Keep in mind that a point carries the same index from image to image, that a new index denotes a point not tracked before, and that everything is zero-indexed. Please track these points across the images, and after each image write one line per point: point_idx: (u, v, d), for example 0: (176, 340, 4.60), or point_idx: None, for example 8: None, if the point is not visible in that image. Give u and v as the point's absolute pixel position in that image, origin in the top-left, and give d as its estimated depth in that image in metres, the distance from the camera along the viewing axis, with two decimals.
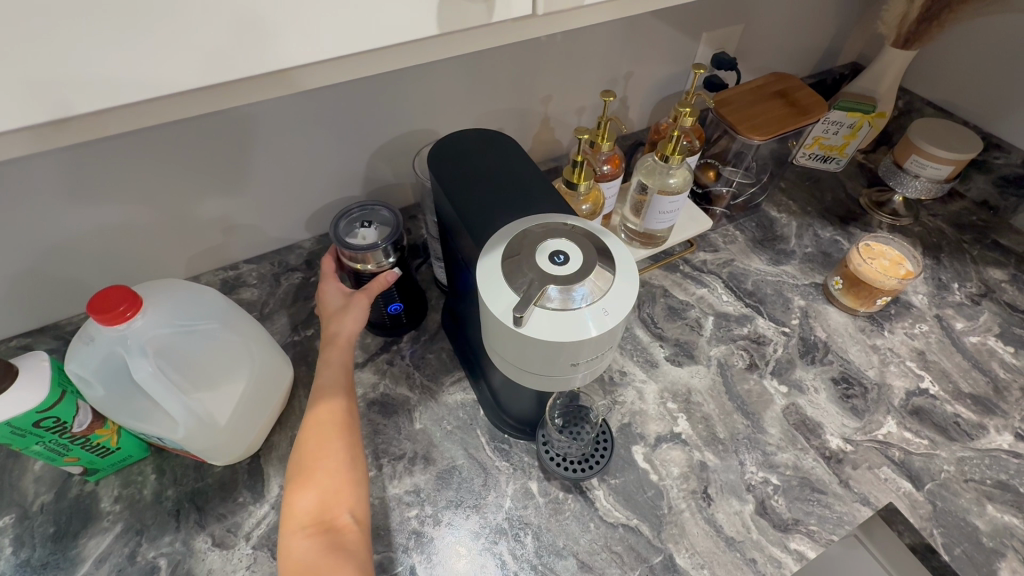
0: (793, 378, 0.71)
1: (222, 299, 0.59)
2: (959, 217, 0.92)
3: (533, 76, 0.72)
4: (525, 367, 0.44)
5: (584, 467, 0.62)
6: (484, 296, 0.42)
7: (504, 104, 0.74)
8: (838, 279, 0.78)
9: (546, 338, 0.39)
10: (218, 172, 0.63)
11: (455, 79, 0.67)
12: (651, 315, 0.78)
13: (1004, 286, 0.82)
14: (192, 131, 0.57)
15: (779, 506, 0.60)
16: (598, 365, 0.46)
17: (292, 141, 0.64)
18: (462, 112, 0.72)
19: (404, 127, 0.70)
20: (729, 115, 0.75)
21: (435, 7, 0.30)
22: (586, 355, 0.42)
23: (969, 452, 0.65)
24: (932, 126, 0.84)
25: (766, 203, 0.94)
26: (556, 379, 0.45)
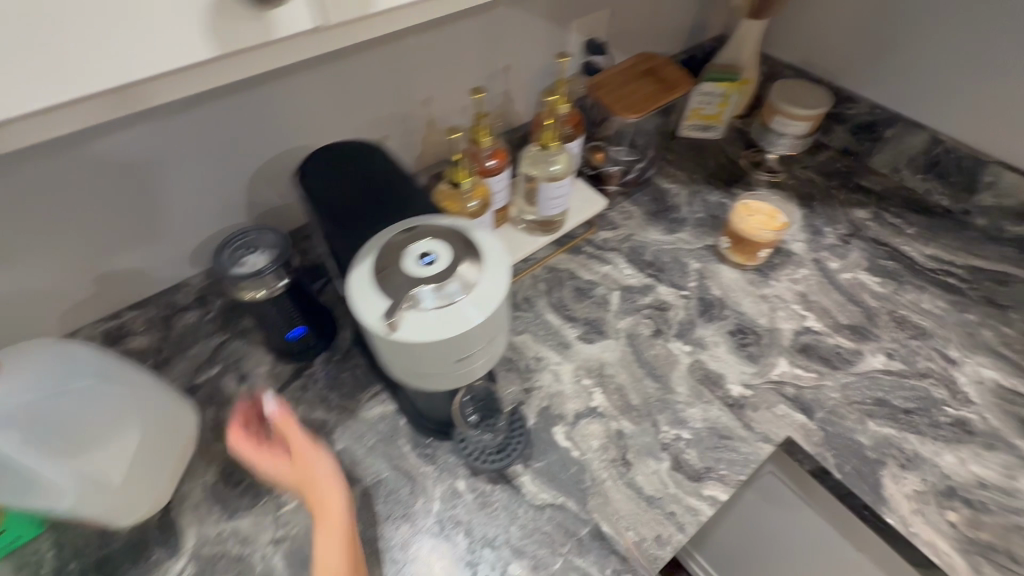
0: (694, 337, 0.76)
1: (96, 351, 0.55)
2: (826, 166, 1.01)
3: (409, 78, 0.72)
4: (412, 371, 0.44)
5: (503, 456, 0.63)
6: (359, 312, 0.41)
7: (385, 111, 0.73)
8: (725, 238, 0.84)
9: (425, 340, 0.40)
10: (85, 214, 0.59)
11: (326, 89, 0.66)
12: (560, 298, 0.80)
13: (868, 224, 0.91)
14: (47, 172, 0.54)
15: (692, 458, 0.64)
16: (488, 355, 0.47)
17: (165, 172, 0.61)
18: (344, 124, 0.71)
19: (283, 144, 0.68)
20: (605, 98, 0.77)
21: (205, 27, 0.29)
22: (469, 348, 0.43)
23: (850, 377, 0.71)
24: (789, 87, 0.90)
25: (658, 175, 0.99)
26: (449, 377, 0.46)
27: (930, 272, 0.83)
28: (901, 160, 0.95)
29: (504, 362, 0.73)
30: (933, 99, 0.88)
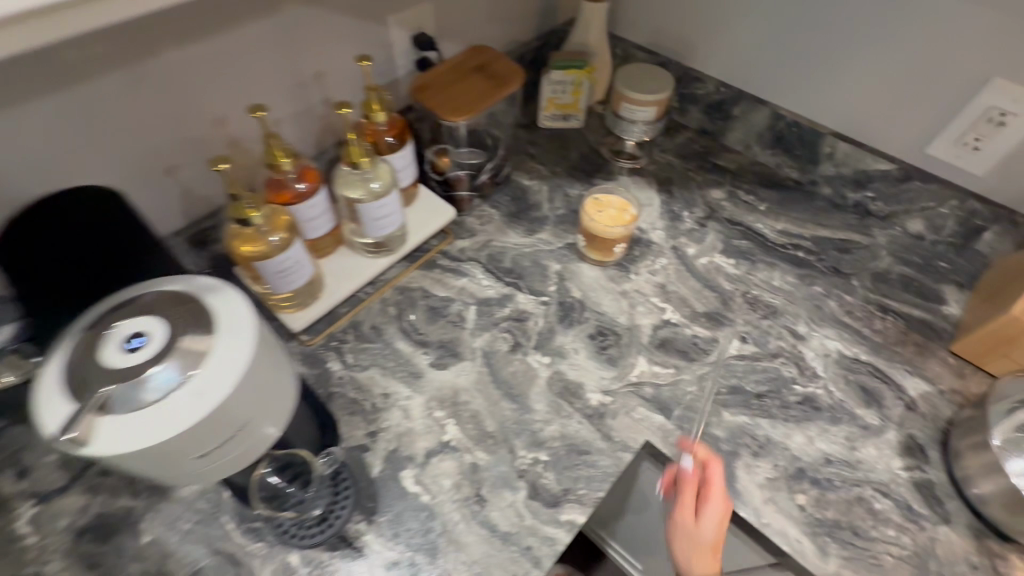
0: (554, 346, 0.72)
1: None
2: (685, 147, 1.00)
3: (190, 95, 0.61)
4: (153, 476, 0.38)
5: (321, 529, 0.56)
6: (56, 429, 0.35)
7: (167, 136, 0.62)
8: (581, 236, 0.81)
9: (136, 447, 0.33)
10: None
11: (72, 117, 0.54)
12: (411, 322, 0.74)
13: (724, 204, 0.91)
14: None
15: (549, 482, 0.61)
16: (261, 432, 0.41)
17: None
18: (113, 157, 0.59)
19: (30, 189, 0.55)
20: (429, 101, 0.70)
21: None
22: (209, 442, 0.37)
23: (706, 368, 0.71)
24: (632, 72, 0.88)
25: (517, 173, 0.94)
26: (209, 470, 0.40)
27: (780, 247, 0.85)
28: (751, 136, 0.95)
29: (347, 405, 0.66)
30: (768, 72, 0.88)
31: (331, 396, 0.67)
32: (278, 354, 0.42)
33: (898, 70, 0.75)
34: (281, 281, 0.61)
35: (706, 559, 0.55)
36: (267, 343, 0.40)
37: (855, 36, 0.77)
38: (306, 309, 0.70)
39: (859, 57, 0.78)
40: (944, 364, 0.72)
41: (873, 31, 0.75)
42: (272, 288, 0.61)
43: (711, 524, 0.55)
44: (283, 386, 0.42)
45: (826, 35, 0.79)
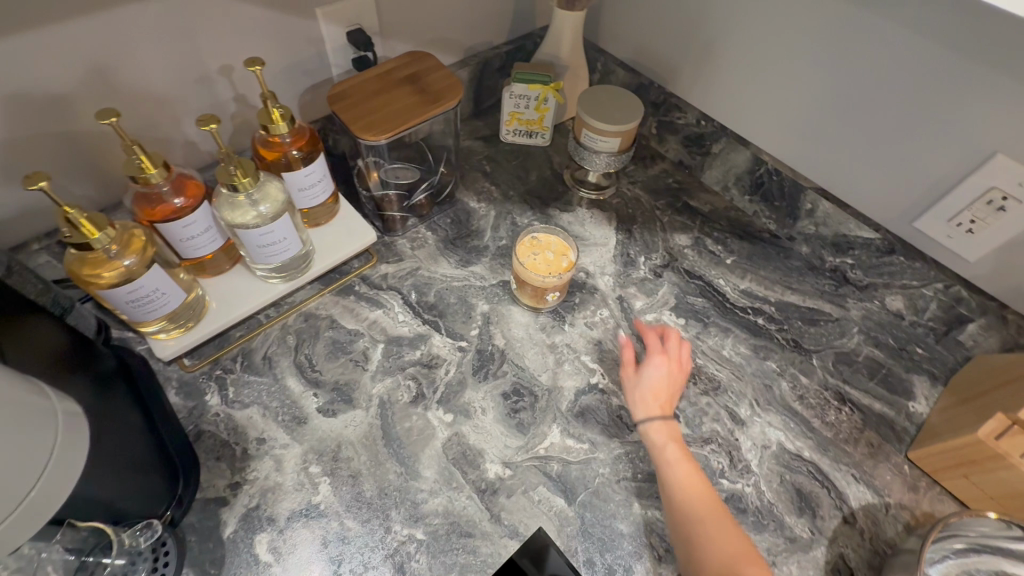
0: (460, 403, 0.65)
1: None
2: (657, 181, 0.90)
3: (53, 89, 0.53)
4: None
5: None
6: None
7: (26, 131, 0.54)
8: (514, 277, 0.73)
9: None
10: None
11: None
12: (309, 356, 0.67)
13: (686, 253, 0.82)
14: None
15: (419, 566, 0.54)
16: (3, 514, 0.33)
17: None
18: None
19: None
20: (345, 113, 0.62)
21: None
22: None
23: (626, 447, 0.63)
24: (600, 95, 0.78)
25: (465, 192, 0.85)
26: None
27: (738, 310, 0.76)
28: (730, 177, 0.86)
29: (215, 449, 0.59)
30: (751, 109, 0.79)
31: (200, 435, 0.60)
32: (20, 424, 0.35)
33: (892, 128, 0.65)
34: (139, 311, 0.54)
35: (647, 402, 0.61)
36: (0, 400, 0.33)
37: (849, 82, 0.66)
38: (186, 334, 0.62)
39: (850, 109, 0.68)
40: (897, 472, 0.64)
41: (868, 79, 0.64)
42: (129, 315, 0.55)
43: (653, 368, 0.63)
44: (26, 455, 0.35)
45: (817, 76, 0.69)
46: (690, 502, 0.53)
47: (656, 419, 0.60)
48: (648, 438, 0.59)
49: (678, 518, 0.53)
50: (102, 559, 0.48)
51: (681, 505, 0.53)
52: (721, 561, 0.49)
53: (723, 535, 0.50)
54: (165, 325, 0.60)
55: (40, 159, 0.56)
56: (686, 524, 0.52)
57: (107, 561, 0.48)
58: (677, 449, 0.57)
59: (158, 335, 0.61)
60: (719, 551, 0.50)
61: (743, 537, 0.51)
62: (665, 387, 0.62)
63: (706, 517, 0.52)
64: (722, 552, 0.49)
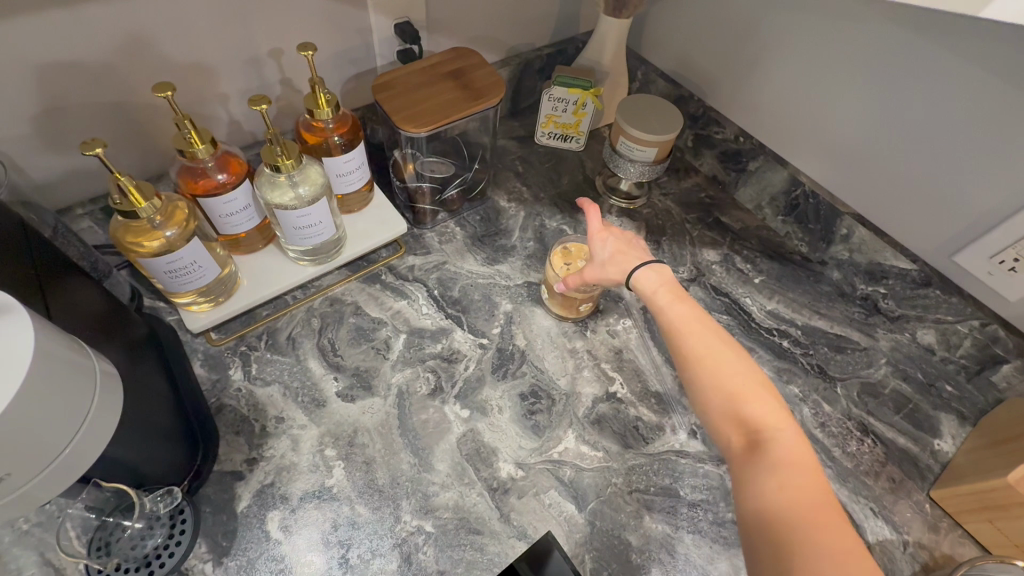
0: (477, 400, 0.65)
1: None
2: (689, 195, 0.89)
3: (108, 60, 0.54)
4: None
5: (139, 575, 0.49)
6: None
7: (80, 97, 0.55)
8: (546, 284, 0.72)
9: None
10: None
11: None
12: (332, 341, 0.67)
13: (714, 269, 0.81)
14: None
15: (426, 558, 0.54)
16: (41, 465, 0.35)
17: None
18: (12, 115, 0.53)
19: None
20: (387, 103, 0.63)
21: None
22: None
23: (640, 459, 0.62)
24: (640, 104, 0.78)
25: (496, 191, 0.85)
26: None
27: (763, 331, 0.75)
28: (764, 196, 0.84)
29: (235, 423, 0.60)
30: (791, 126, 0.78)
31: (221, 408, 0.61)
32: (70, 393, 0.36)
33: (936, 154, 0.64)
34: (175, 281, 0.55)
35: (612, 269, 0.58)
36: (58, 366, 0.35)
37: (897, 108, 0.65)
38: (217, 308, 0.63)
39: (893, 133, 0.66)
40: (917, 510, 0.63)
41: (914, 104, 0.63)
42: (164, 284, 0.56)
43: (602, 245, 0.60)
44: (71, 412, 0.36)
45: (863, 99, 0.67)
46: (696, 348, 0.49)
47: (638, 266, 0.56)
48: (644, 287, 0.55)
49: (684, 365, 0.49)
50: (122, 521, 0.49)
51: (685, 353, 0.49)
52: (725, 405, 0.46)
53: (731, 375, 0.47)
54: (197, 297, 0.62)
55: (91, 125, 0.58)
56: (690, 371, 0.48)
57: (127, 524, 0.49)
58: (671, 295, 0.53)
59: (190, 307, 0.62)
60: (725, 393, 0.46)
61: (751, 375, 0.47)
62: (629, 246, 0.59)
63: (712, 361, 0.47)
64: (728, 392, 0.46)
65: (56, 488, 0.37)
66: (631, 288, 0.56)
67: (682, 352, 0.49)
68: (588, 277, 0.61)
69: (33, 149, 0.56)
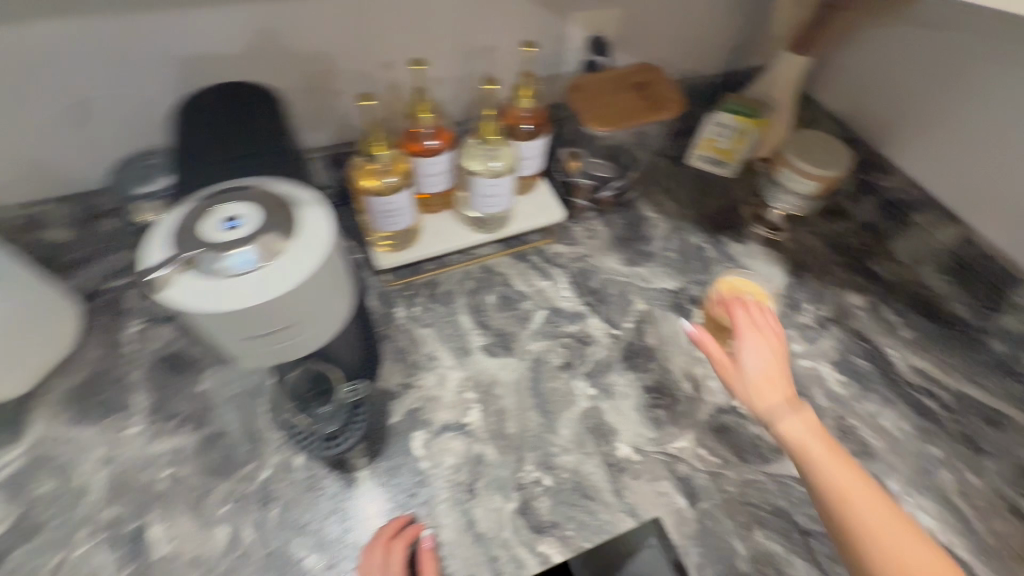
0: (604, 382, 0.69)
1: None
2: (840, 237, 0.87)
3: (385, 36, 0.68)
4: (223, 341, 0.42)
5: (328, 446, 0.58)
6: (165, 296, 0.38)
7: (356, 63, 0.70)
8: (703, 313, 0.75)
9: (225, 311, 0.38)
10: (23, 79, 0.59)
11: (296, 24, 0.64)
12: (482, 303, 0.75)
13: (859, 313, 0.79)
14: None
15: (541, 508, 0.59)
16: (312, 327, 0.44)
17: (106, 64, 0.61)
18: (308, 67, 0.68)
19: (248, 70, 0.66)
20: (580, 102, 0.71)
21: None
22: (282, 320, 0.41)
23: (757, 475, 0.63)
24: (808, 138, 0.80)
25: (643, 201, 0.89)
26: (271, 346, 0.43)
27: (905, 384, 0.72)
28: (926, 252, 0.81)
29: (395, 352, 0.69)
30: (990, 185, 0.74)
31: (386, 337, 0.71)
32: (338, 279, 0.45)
33: None
34: (382, 221, 0.65)
35: (761, 387, 0.58)
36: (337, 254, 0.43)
37: None
38: (399, 252, 0.75)
39: None
40: None
41: None
42: (373, 224, 0.66)
43: (755, 354, 0.60)
44: (337, 292, 0.45)
45: None
46: (866, 517, 0.49)
47: (793, 410, 0.56)
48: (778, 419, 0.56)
49: (842, 536, 0.49)
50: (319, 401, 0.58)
51: (852, 523, 0.49)
52: None
53: (905, 550, 0.47)
54: (388, 239, 0.74)
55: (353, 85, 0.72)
56: (859, 539, 0.48)
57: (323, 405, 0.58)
58: (826, 446, 0.54)
59: (378, 246, 0.75)
60: (899, 563, 0.47)
61: (886, 508, 0.50)
62: (779, 375, 0.59)
63: (880, 536, 0.48)
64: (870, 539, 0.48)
65: (308, 346, 0.47)
66: (776, 429, 0.56)
67: (850, 516, 0.49)
68: (727, 376, 0.61)
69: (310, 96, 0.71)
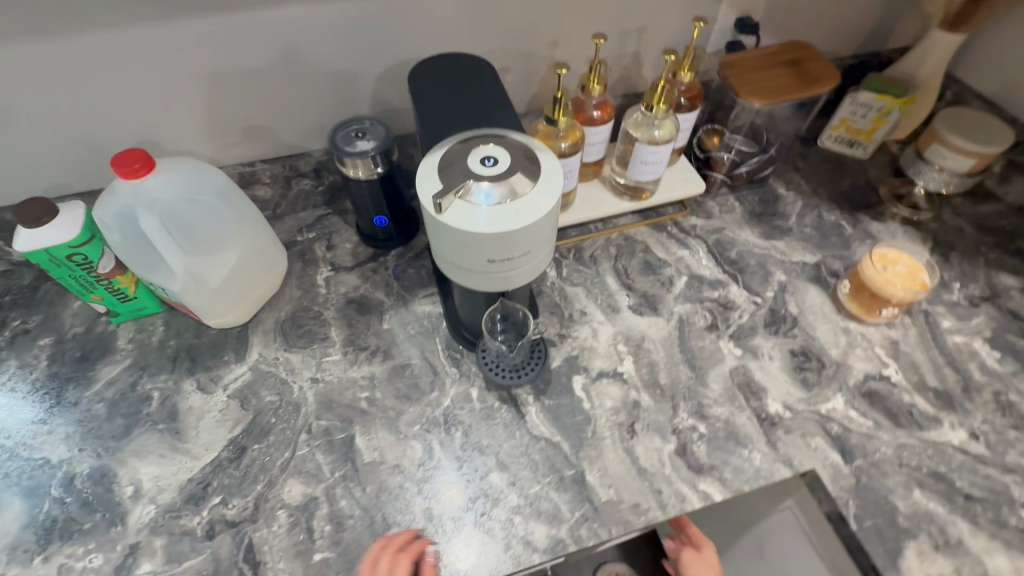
0: (750, 344, 0.72)
1: (221, 174, 0.64)
2: (986, 219, 0.85)
3: (408, 31, 0.72)
4: (468, 266, 0.49)
5: (514, 376, 0.67)
6: (438, 216, 0.46)
7: (403, 58, 0.75)
8: (847, 284, 0.75)
9: (488, 231, 0.45)
10: (261, 54, 0.69)
11: (400, 14, 0.69)
12: (625, 267, 0.80)
13: (1013, 294, 0.77)
14: (241, 25, 0.66)
15: (699, 451, 0.63)
16: (537, 260, 0.50)
17: (323, 39, 0.70)
18: (380, 59, 0.74)
19: (297, 74, 0.73)
20: (732, 77, 0.74)
21: None
22: (523, 247, 0.47)
23: (913, 440, 0.64)
24: (965, 116, 0.80)
25: (776, 179, 0.91)
26: (504, 274, 0.50)
27: None
28: None
29: (550, 305, 0.75)
30: None
31: (540, 293, 0.77)
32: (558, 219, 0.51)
33: None
34: None
35: None
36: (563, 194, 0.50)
37: None
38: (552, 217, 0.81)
39: None
40: None
41: None
42: None
43: None
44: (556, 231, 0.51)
45: None
46: None
47: None
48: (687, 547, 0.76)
49: None
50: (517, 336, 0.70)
51: None
52: None
53: None
54: None
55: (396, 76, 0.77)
56: None
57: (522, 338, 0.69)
58: None
59: None
60: None
61: None
62: None
63: None
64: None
65: (524, 282, 0.53)
66: None
67: None
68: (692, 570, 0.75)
69: (347, 92, 0.77)
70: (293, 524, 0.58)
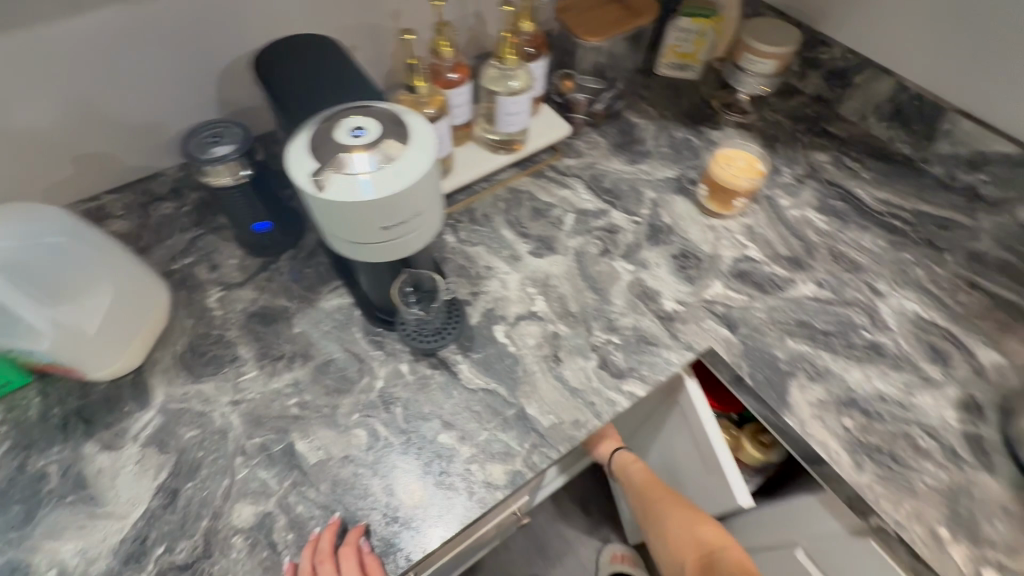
0: (639, 258, 0.80)
1: (66, 213, 0.58)
2: (797, 111, 1.01)
3: (197, 24, 0.65)
4: (363, 239, 0.50)
5: (440, 338, 0.69)
6: (320, 194, 0.46)
7: (239, 52, 0.71)
8: (704, 187, 0.85)
9: (373, 199, 0.46)
10: (73, 71, 0.62)
11: (224, 6, 0.65)
12: (517, 217, 0.84)
13: (826, 167, 0.93)
14: (37, 42, 0.58)
15: (618, 359, 0.70)
16: (429, 219, 0.52)
17: (143, 45, 0.64)
18: (215, 57, 0.69)
19: (124, 86, 0.66)
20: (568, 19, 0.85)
21: None
22: (412, 208, 0.49)
23: (779, 301, 0.76)
24: (760, 25, 0.94)
25: (629, 110, 0.99)
26: (400, 239, 0.51)
27: (875, 213, 0.87)
28: (869, 107, 0.94)
29: (457, 269, 0.78)
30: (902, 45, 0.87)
31: (444, 259, 0.79)
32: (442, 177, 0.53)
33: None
34: None
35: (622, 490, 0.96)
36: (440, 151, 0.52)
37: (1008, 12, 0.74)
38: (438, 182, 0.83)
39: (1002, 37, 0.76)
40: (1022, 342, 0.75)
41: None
42: None
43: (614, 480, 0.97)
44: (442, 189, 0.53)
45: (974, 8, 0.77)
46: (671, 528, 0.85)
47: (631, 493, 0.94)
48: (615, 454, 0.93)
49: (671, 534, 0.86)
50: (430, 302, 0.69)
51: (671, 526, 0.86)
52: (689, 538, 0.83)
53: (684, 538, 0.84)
54: None
55: (209, 71, 0.70)
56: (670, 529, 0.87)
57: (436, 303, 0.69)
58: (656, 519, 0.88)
59: None
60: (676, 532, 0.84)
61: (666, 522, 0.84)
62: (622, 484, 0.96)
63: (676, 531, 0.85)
64: (686, 493, 0.92)
65: (423, 243, 0.55)
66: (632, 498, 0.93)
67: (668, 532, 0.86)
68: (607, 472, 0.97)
69: (154, 104, 0.70)
70: (253, 544, 0.57)
